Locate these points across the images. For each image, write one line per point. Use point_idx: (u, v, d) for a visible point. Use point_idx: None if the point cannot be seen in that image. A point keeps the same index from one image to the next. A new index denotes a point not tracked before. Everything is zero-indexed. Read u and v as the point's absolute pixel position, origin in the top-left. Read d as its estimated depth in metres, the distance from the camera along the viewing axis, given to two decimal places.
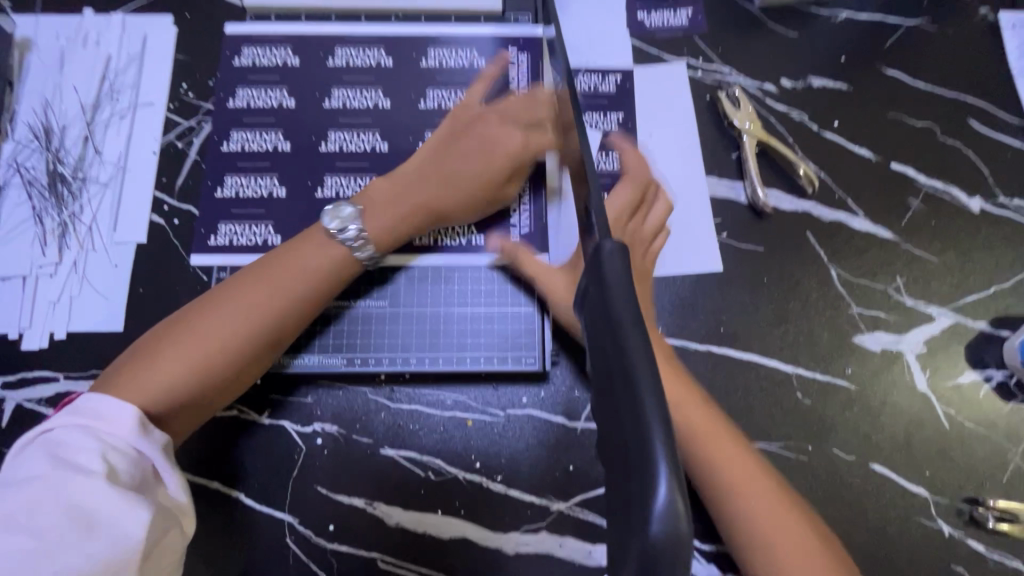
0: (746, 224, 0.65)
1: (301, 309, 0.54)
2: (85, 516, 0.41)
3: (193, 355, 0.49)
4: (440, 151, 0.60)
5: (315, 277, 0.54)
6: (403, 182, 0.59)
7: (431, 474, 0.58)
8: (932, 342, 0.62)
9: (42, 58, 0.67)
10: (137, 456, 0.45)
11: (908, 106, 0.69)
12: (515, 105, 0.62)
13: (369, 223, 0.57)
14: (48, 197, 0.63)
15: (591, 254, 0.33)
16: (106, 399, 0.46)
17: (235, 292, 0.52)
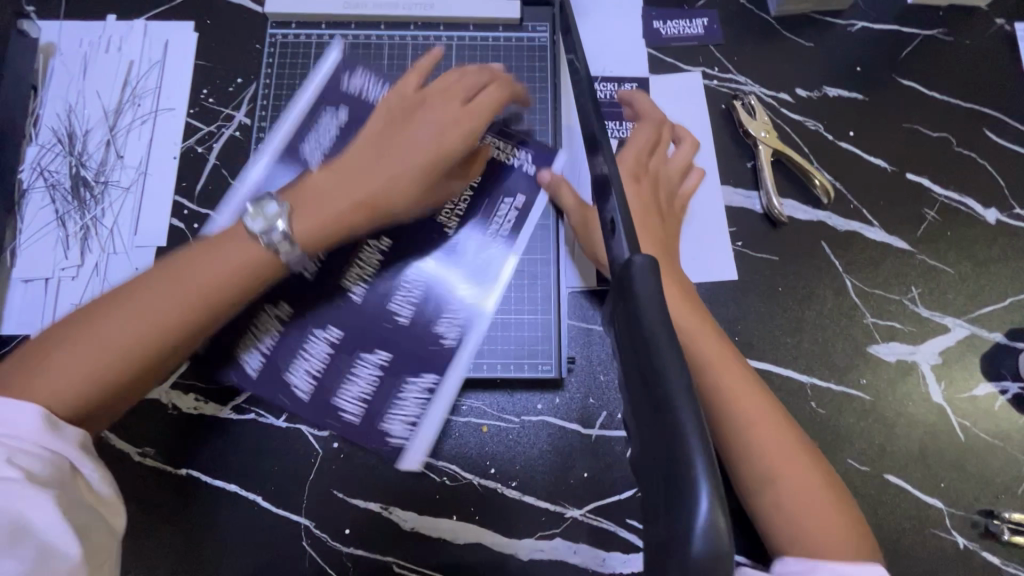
0: (761, 233, 0.65)
1: (219, 311, 0.48)
2: (9, 522, 0.38)
3: (89, 359, 0.44)
4: (387, 142, 0.55)
5: (237, 276, 0.49)
6: (340, 175, 0.53)
7: (446, 480, 0.58)
8: (947, 353, 0.62)
9: (66, 63, 0.68)
10: (50, 454, 0.41)
11: (924, 117, 0.69)
12: (487, 98, 0.57)
13: (294, 221, 0.51)
14: (70, 200, 0.64)
15: (621, 270, 0.34)
16: (3, 404, 0.41)
17: (146, 289, 0.47)
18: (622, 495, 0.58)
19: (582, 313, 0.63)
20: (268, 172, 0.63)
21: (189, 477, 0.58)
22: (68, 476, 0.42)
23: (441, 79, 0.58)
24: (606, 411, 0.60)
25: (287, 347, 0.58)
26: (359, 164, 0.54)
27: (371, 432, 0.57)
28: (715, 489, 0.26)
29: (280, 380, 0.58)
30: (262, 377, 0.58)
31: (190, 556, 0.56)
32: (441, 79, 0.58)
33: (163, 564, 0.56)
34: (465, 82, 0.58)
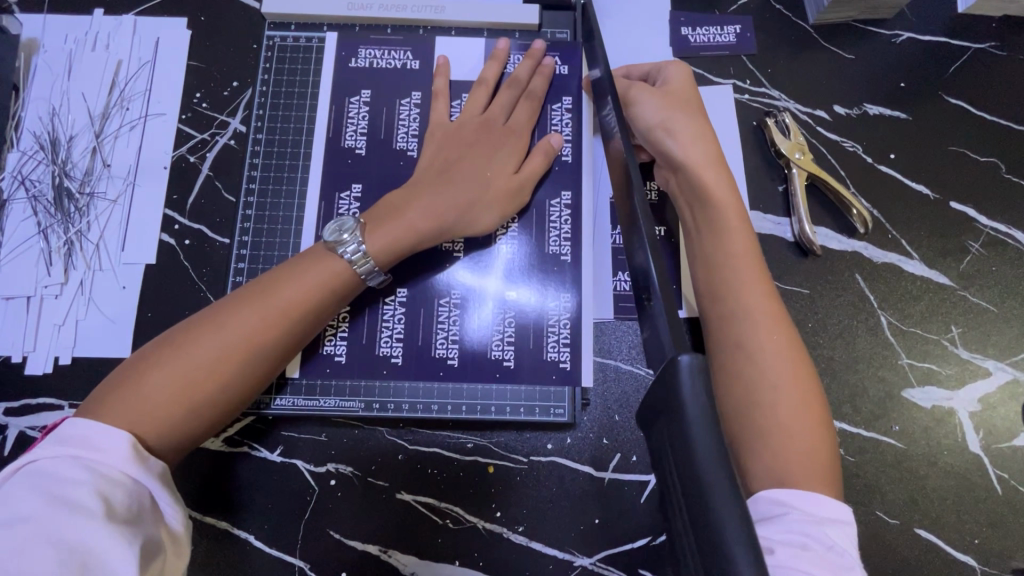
0: (792, 263, 0.61)
1: (307, 320, 0.49)
2: (81, 559, 0.36)
3: (184, 376, 0.44)
4: (446, 160, 0.55)
5: (322, 287, 0.49)
6: (411, 188, 0.54)
7: (448, 522, 0.55)
8: (987, 399, 0.58)
9: (49, 62, 0.63)
10: (133, 486, 0.40)
11: (972, 140, 0.64)
12: (523, 114, 0.59)
13: (369, 238, 0.51)
14: (54, 213, 0.60)
15: (665, 365, 0.31)
16: (92, 428, 0.41)
17: (234, 306, 0.47)
18: (636, 542, 0.54)
19: (597, 346, 0.58)
20: (278, 172, 0.60)
21: None
22: (144, 513, 0.40)
23: (477, 101, 0.59)
24: (620, 453, 0.56)
25: (367, 322, 0.57)
26: (423, 187, 0.54)
27: (476, 377, 0.57)
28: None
29: (373, 357, 0.57)
30: (351, 361, 0.57)
31: None
32: (479, 97, 0.59)
33: None
34: (501, 101, 0.59)
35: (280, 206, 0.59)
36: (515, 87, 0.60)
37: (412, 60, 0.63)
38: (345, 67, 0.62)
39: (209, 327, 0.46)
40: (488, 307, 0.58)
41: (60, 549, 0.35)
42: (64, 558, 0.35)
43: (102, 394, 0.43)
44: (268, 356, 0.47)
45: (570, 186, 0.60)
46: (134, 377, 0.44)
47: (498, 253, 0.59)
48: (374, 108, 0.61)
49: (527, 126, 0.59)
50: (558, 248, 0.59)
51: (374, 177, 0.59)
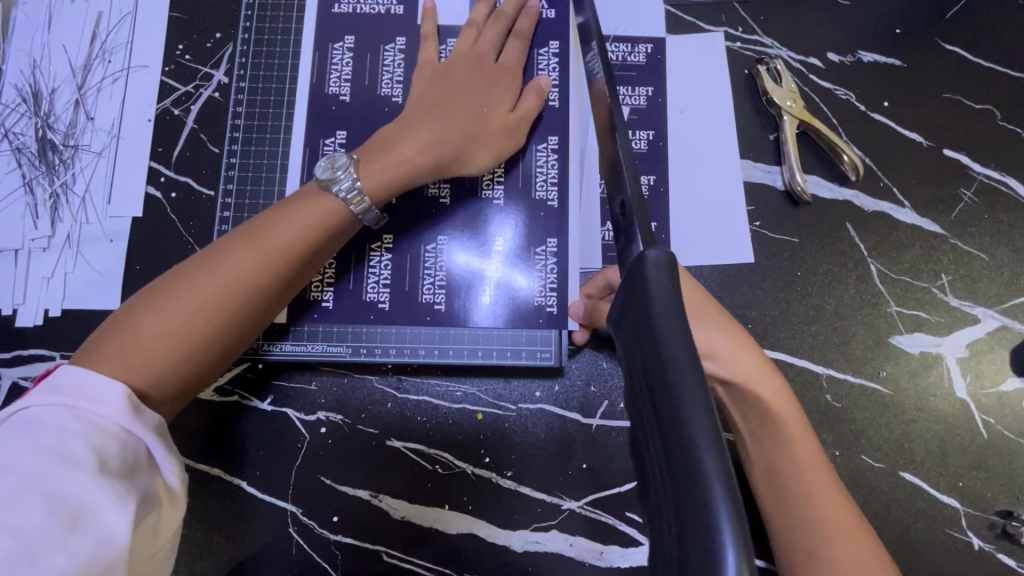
0: (782, 212, 0.60)
1: (302, 260, 0.49)
2: (69, 513, 0.35)
3: (179, 320, 0.44)
4: (437, 98, 0.55)
5: (316, 228, 0.49)
6: (405, 123, 0.54)
7: (438, 468, 0.55)
8: (975, 345, 0.58)
9: (29, 14, 0.62)
10: (127, 439, 0.39)
11: (967, 86, 0.63)
12: (512, 54, 0.58)
13: (364, 174, 0.51)
14: (38, 165, 0.60)
15: (634, 262, 0.35)
16: (88, 377, 0.40)
17: (225, 250, 0.47)
18: (623, 487, 0.55)
19: None
20: (263, 122, 0.60)
21: None
22: (139, 468, 0.39)
23: (466, 41, 0.58)
24: (608, 399, 0.56)
25: (353, 271, 0.58)
26: (416, 121, 0.53)
27: (467, 322, 0.57)
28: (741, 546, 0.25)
29: (361, 302, 0.57)
30: (339, 309, 0.57)
31: None
32: (467, 39, 0.58)
33: None
34: (489, 39, 0.58)
35: (263, 155, 0.59)
36: (502, 27, 0.59)
37: (396, 5, 0.62)
38: (328, 14, 0.61)
39: (202, 272, 0.45)
40: (489, 290, 0.58)
41: (50, 501, 0.34)
42: (53, 511, 0.34)
43: (95, 344, 0.43)
44: (265, 297, 0.47)
45: (557, 129, 0.59)
46: (129, 325, 0.43)
47: (496, 236, 0.58)
48: (359, 55, 0.60)
49: (516, 67, 0.58)
50: (545, 193, 0.59)
51: (360, 125, 0.59)
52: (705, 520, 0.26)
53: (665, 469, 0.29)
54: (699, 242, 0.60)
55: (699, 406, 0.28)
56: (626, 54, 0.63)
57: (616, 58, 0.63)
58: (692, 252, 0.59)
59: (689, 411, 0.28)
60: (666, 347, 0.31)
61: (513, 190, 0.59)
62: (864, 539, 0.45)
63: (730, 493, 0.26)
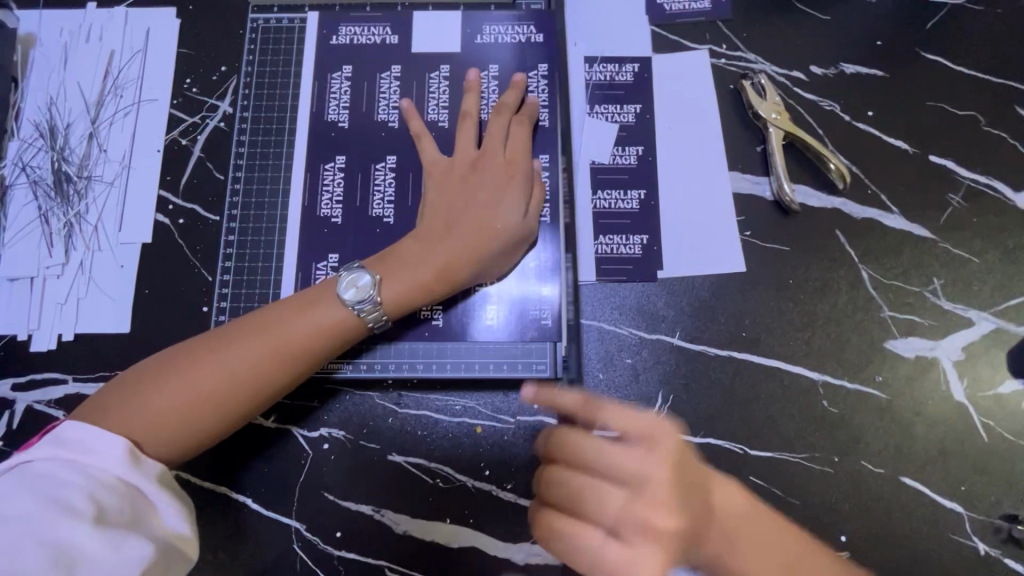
0: (772, 222, 0.61)
1: (309, 362, 0.51)
2: (69, 558, 0.37)
3: (182, 402, 0.47)
4: (450, 211, 0.56)
5: (329, 331, 0.51)
6: (426, 242, 0.55)
7: (439, 481, 0.56)
8: (970, 348, 0.58)
9: (46, 54, 0.66)
10: (127, 489, 0.42)
11: (950, 94, 0.64)
12: (518, 137, 0.59)
13: (383, 289, 0.53)
14: (53, 196, 0.62)
15: None
16: (94, 432, 0.43)
17: (240, 339, 0.50)
18: None
19: (581, 309, 0.60)
20: (265, 148, 0.62)
21: (178, 478, 0.56)
22: (139, 517, 0.42)
23: (467, 134, 0.59)
24: None
25: None
26: (434, 237, 0.55)
27: (474, 344, 0.58)
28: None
29: None
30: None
31: None
32: (468, 133, 0.59)
33: None
34: (496, 131, 0.59)
35: (266, 181, 0.62)
36: (506, 113, 0.60)
37: (391, 35, 0.65)
38: (327, 45, 0.64)
39: (221, 354, 0.49)
40: (489, 305, 0.59)
41: (51, 549, 0.37)
42: (53, 555, 0.37)
43: (109, 401, 0.47)
44: (266, 393, 0.50)
45: (546, 148, 0.62)
46: (146, 388, 0.47)
47: None
48: (356, 83, 0.63)
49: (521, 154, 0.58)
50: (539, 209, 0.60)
51: (358, 151, 0.62)
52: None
53: None
54: (689, 252, 0.61)
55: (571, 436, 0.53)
56: (614, 75, 0.65)
57: (609, 79, 0.65)
58: (683, 262, 0.60)
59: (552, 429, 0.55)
60: None
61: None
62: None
63: None
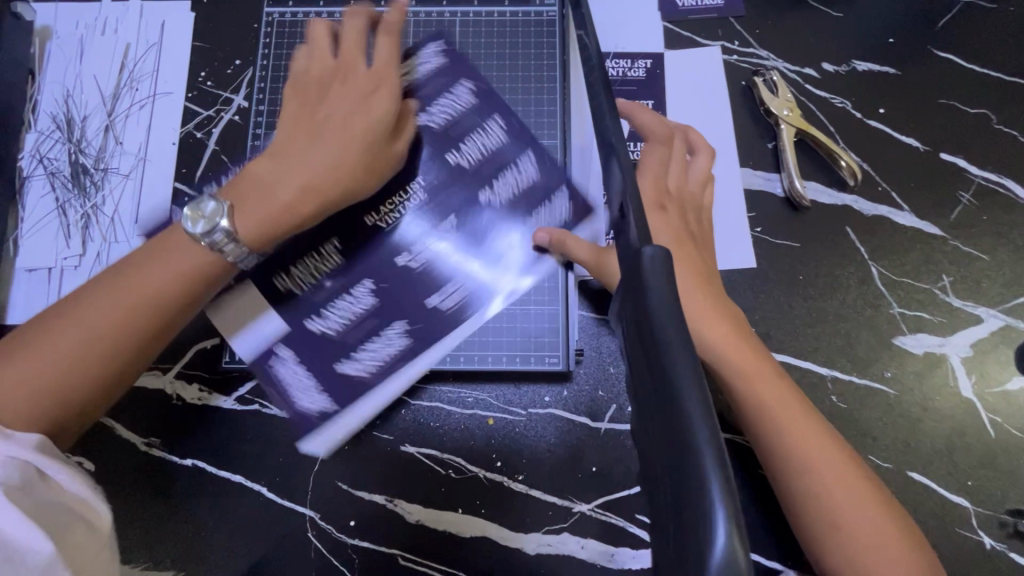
0: (783, 219, 0.62)
1: (171, 308, 0.48)
2: None
3: (45, 365, 0.43)
4: (311, 131, 0.54)
5: (186, 276, 0.48)
6: (289, 164, 0.52)
7: (451, 473, 0.57)
8: (979, 345, 0.58)
9: (63, 47, 0.66)
10: (12, 463, 0.40)
11: (962, 91, 0.64)
12: (384, 52, 0.56)
13: (239, 221, 0.50)
14: (71, 188, 0.63)
15: (631, 259, 0.32)
16: None
17: (95, 295, 0.46)
18: (632, 489, 0.56)
19: (591, 303, 0.61)
20: None
21: (194, 467, 0.57)
22: (32, 487, 0.40)
23: (349, 50, 0.57)
24: (616, 403, 0.58)
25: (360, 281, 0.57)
26: (296, 155, 0.52)
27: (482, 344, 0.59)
28: (733, 515, 0.24)
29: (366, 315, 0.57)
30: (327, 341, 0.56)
31: (197, 544, 0.56)
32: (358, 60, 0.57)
33: (171, 554, 0.56)
34: (381, 50, 0.56)
35: None
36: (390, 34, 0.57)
37: (405, 33, 0.66)
38: None
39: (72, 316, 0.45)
40: (499, 302, 0.58)
41: None
42: None
43: None
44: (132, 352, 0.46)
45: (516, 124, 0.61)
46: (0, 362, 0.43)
47: (498, 241, 0.59)
48: None
49: (361, 82, 0.55)
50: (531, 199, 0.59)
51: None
52: (695, 475, 0.25)
53: (665, 461, 0.27)
54: None
55: (699, 408, 0.26)
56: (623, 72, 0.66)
57: (619, 76, 0.66)
58: None
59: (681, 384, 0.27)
60: (656, 316, 0.29)
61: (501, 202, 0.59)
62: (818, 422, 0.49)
63: (723, 469, 0.24)
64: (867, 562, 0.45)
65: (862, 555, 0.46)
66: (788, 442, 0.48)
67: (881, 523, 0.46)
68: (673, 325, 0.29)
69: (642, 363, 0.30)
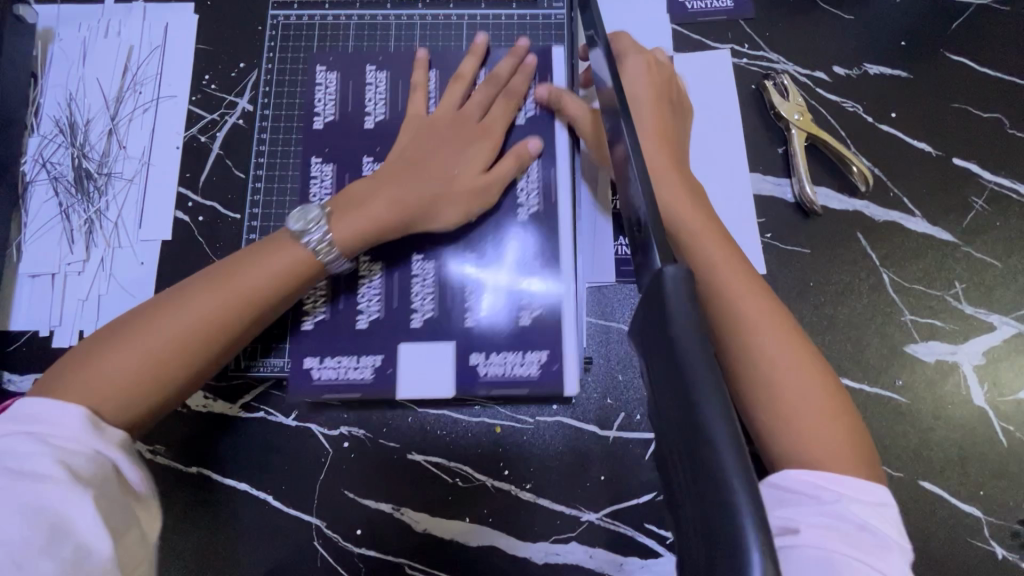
0: (792, 224, 0.61)
1: (266, 305, 0.49)
2: (48, 524, 0.37)
3: (143, 359, 0.44)
4: (414, 154, 0.56)
5: (283, 275, 0.49)
6: (389, 180, 0.54)
7: (458, 481, 0.56)
8: (992, 352, 0.58)
9: (65, 50, 0.66)
10: (95, 455, 0.41)
11: (975, 95, 0.64)
12: (499, 112, 0.58)
13: (334, 226, 0.51)
14: (74, 193, 0.62)
15: (652, 276, 0.33)
16: (49, 404, 0.41)
17: (195, 289, 0.47)
18: (641, 498, 0.56)
19: (600, 309, 0.60)
20: (284, 147, 0.62)
21: (199, 475, 0.57)
22: (109, 482, 0.41)
23: (453, 95, 0.59)
24: (624, 411, 0.57)
25: (343, 301, 0.56)
26: (393, 175, 0.54)
27: (461, 346, 0.55)
28: (764, 541, 0.24)
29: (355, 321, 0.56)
30: (319, 330, 0.56)
31: (203, 552, 0.56)
32: (421, 102, 0.59)
33: (176, 563, 0.55)
34: (478, 96, 0.59)
35: (286, 181, 0.61)
36: (496, 85, 0.59)
37: (409, 35, 0.65)
38: (344, 45, 0.64)
39: (172, 308, 0.46)
40: (489, 297, 0.56)
41: (26, 517, 0.37)
42: (33, 522, 0.37)
43: (60, 372, 0.44)
44: (228, 345, 0.48)
45: (534, 110, 0.60)
46: (102, 351, 0.44)
47: (508, 245, 0.57)
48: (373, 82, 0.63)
49: (471, 113, 0.58)
50: (527, 197, 0.57)
51: (341, 151, 0.60)
52: (726, 506, 0.26)
53: (693, 483, 0.29)
54: None
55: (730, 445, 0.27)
56: None
57: None
58: None
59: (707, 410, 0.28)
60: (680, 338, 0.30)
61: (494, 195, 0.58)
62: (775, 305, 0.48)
63: (752, 494, 0.25)
64: (790, 429, 0.43)
65: (806, 438, 0.43)
66: (744, 308, 0.47)
67: (820, 398, 0.45)
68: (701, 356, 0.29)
69: (667, 384, 0.31)
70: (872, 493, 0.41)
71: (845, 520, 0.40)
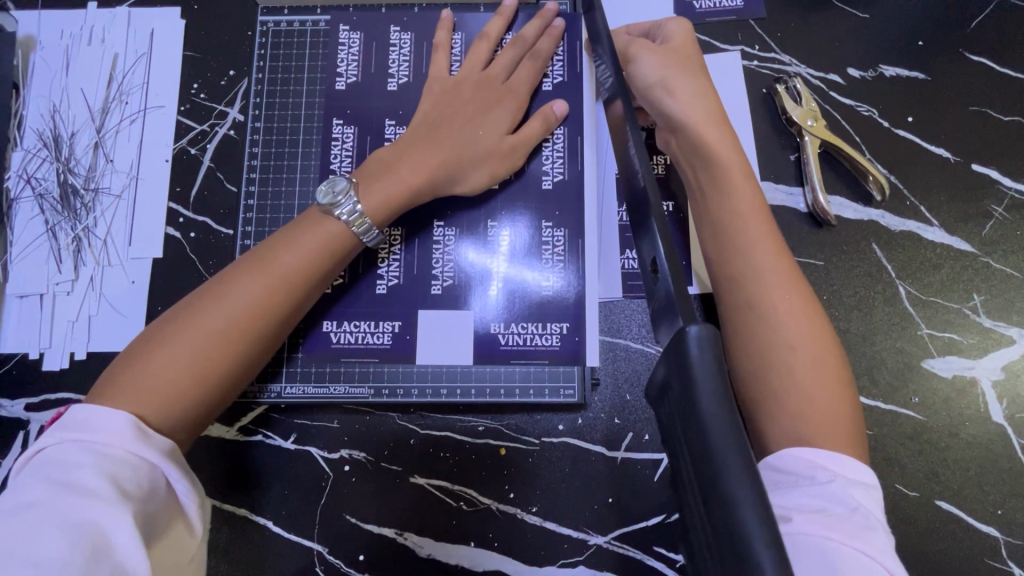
0: (806, 235, 0.59)
1: (310, 283, 0.48)
2: (90, 540, 0.34)
3: (191, 349, 0.43)
4: (436, 118, 0.55)
5: (323, 251, 0.48)
6: (414, 144, 0.53)
7: (462, 504, 0.55)
8: (1011, 367, 0.56)
9: (48, 59, 0.63)
10: (142, 465, 0.38)
11: (996, 98, 0.61)
12: (524, 74, 0.58)
13: (363, 196, 0.50)
14: (60, 210, 0.60)
15: (674, 337, 0.33)
16: (98, 410, 0.39)
17: (234, 276, 0.46)
18: (650, 520, 0.54)
19: (608, 326, 0.58)
20: (277, 159, 0.60)
21: None
22: (155, 493, 0.38)
23: (477, 56, 0.58)
24: (632, 431, 0.56)
25: (363, 280, 0.58)
26: (418, 140, 0.53)
27: (477, 320, 0.58)
28: None
29: (374, 297, 0.58)
30: (332, 304, 0.58)
31: None
32: (444, 61, 0.59)
33: None
34: (504, 59, 0.58)
35: (281, 195, 0.59)
36: (521, 47, 0.59)
37: (405, 37, 0.62)
38: (338, 50, 0.62)
39: (215, 296, 0.45)
40: (496, 287, 0.58)
41: (67, 531, 0.34)
42: (74, 537, 0.34)
43: (106, 380, 0.42)
44: (274, 326, 0.46)
45: (557, 84, 0.60)
46: (147, 349, 0.43)
47: (499, 238, 0.59)
48: (368, 90, 0.61)
49: (490, 78, 0.57)
50: (551, 170, 0.59)
51: (362, 115, 0.60)
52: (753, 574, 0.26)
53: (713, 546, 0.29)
54: None
55: (753, 510, 0.27)
56: None
57: None
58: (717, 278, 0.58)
59: (731, 479, 0.28)
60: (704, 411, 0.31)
61: (515, 178, 0.59)
62: (795, 277, 0.47)
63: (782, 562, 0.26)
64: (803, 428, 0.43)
65: (796, 412, 0.43)
66: (769, 297, 0.46)
67: (841, 403, 0.44)
68: (728, 427, 0.30)
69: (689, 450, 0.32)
70: (859, 472, 0.41)
71: (834, 500, 0.39)
